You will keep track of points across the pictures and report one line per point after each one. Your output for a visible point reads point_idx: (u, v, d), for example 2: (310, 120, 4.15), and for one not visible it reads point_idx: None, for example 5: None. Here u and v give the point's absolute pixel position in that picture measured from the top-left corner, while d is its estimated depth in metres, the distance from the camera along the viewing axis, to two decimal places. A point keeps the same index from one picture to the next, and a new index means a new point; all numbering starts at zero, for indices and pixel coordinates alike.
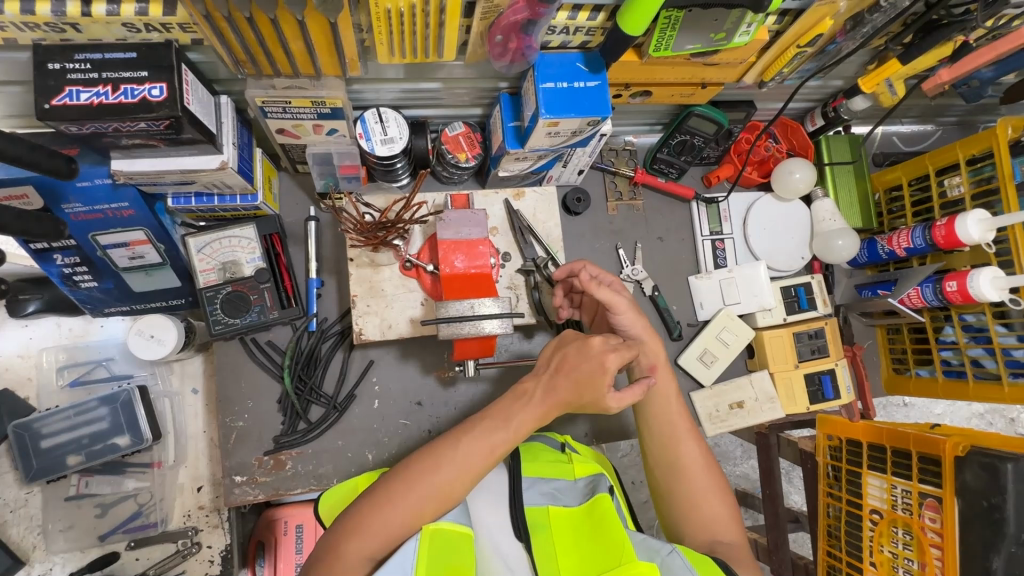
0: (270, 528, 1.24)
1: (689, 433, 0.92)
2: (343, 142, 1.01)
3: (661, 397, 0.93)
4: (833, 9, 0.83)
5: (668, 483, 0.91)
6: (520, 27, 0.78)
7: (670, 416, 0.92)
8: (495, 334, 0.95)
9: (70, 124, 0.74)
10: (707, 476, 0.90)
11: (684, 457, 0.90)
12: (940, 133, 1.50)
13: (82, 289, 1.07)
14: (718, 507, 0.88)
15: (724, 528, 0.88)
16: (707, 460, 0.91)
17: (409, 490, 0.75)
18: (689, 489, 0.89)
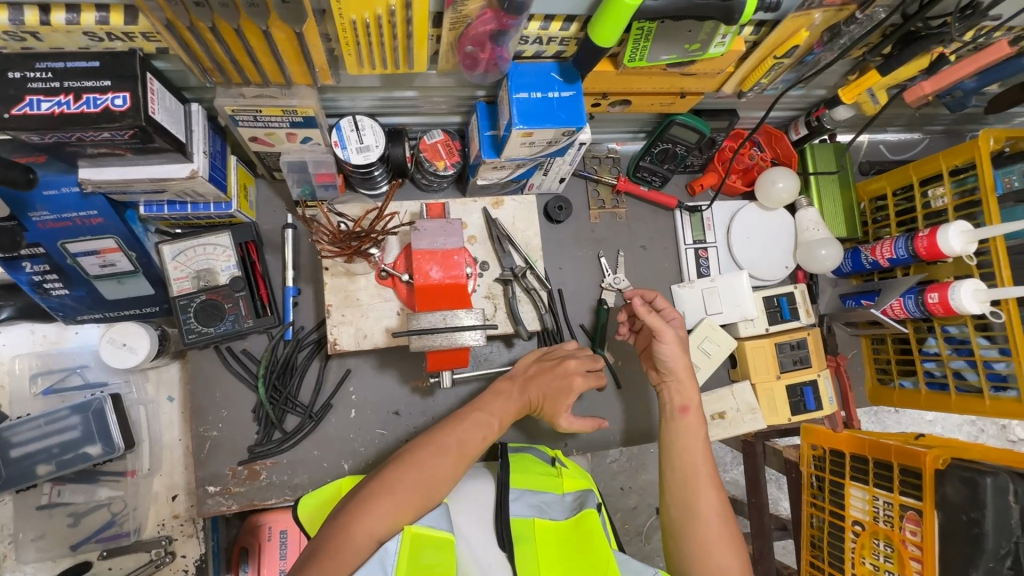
0: (253, 533, 1.25)
1: (710, 475, 0.88)
2: (319, 150, 1.00)
3: (685, 433, 0.93)
4: (809, 20, 0.82)
5: (680, 528, 0.85)
6: (491, 37, 0.77)
7: (692, 453, 0.91)
8: (470, 346, 0.94)
9: (31, 134, 0.73)
10: (723, 524, 0.84)
11: (701, 500, 0.86)
12: (928, 142, 1.49)
13: (53, 297, 1.05)
14: (732, 564, 0.81)
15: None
16: (725, 509, 0.86)
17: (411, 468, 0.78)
18: (702, 535, 0.83)
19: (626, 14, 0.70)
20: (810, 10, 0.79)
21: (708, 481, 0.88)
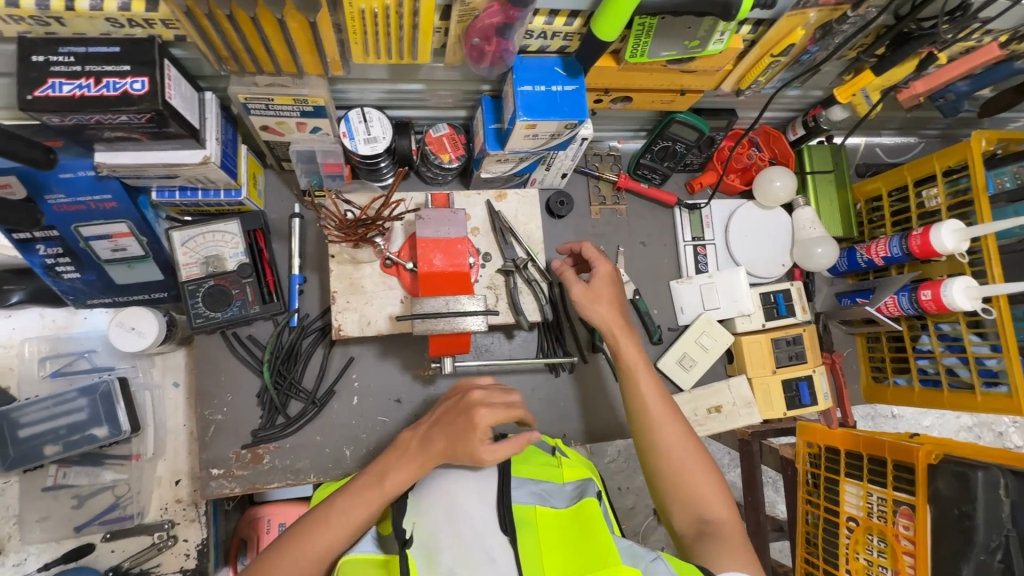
0: (253, 526, 1.32)
1: (666, 411, 0.96)
2: (327, 140, 1.03)
3: (632, 381, 0.99)
4: (804, 18, 0.84)
5: (655, 465, 0.93)
6: (497, 30, 0.79)
7: (644, 397, 0.97)
8: (472, 331, 0.97)
9: (52, 115, 0.75)
10: (693, 452, 0.93)
11: (664, 436, 0.94)
12: (923, 146, 1.53)
13: (64, 280, 1.07)
14: (707, 482, 0.91)
15: (714, 502, 0.90)
16: (689, 441, 0.93)
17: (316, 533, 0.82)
18: (676, 467, 0.92)
19: (628, 8, 0.73)
20: (805, 9, 0.82)
21: (666, 418, 0.95)
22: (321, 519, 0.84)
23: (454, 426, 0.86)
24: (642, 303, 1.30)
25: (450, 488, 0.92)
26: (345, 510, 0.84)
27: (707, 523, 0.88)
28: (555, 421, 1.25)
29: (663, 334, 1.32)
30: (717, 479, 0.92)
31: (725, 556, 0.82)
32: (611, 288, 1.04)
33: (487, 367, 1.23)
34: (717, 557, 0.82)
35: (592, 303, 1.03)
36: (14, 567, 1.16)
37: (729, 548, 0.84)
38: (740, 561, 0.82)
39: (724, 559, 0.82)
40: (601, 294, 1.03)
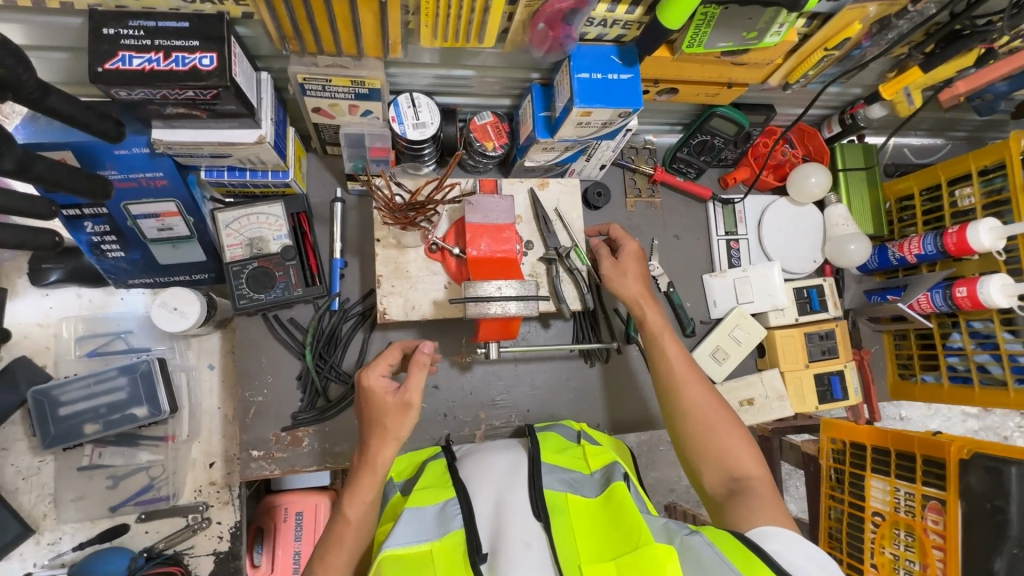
0: (270, 514, 1.30)
1: (690, 375, 0.98)
2: (376, 124, 1.03)
3: (655, 348, 1.01)
4: (862, 13, 0.86)
5: (684, 426, 0.95)
6: (563, 16, 0.81)
7: (669, 362, 1.00)
8: (519, 316, 0.98)
9: (121, 89, 0.76)
10: (719, 413, 0.95)
11: (689, 399, 0.96)
12: (951, 147, 1.54)
13: (108, 259, 1.08)
14: (736, 441, 0.92)
15: (743, 459, 0.91)
16: (715, 402, 0.96)
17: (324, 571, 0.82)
18: (703, 428, 0.94)
19: None
20: (864, 3, 0.84)
21: (691, 382, 0.98)
22: (325, 555, 0.83)
23: (383, 414, 0.83)
24: (675, 295, 1.31)
25: (481, 477, 0.91)
26: (346, 543, 0.83)
27: (738, 481, 0.89)
28: (588, 410, 1.25)
29: (695, 326, 1.33)
30: (746, 438, 0.93)
31: (756, 510, 0.84)
32: (637, 267, 1.08)
33: (523, 356, 1.23)
34: (748, 511, 0.84)
35: (623, 278, 1.06)
36: (49, 546, 1.16)
37: (762, 502, 0.85)
38: (772, 514, 0.83)
39: (756, 513, 0.83)
40: (627, 270, 1.06)
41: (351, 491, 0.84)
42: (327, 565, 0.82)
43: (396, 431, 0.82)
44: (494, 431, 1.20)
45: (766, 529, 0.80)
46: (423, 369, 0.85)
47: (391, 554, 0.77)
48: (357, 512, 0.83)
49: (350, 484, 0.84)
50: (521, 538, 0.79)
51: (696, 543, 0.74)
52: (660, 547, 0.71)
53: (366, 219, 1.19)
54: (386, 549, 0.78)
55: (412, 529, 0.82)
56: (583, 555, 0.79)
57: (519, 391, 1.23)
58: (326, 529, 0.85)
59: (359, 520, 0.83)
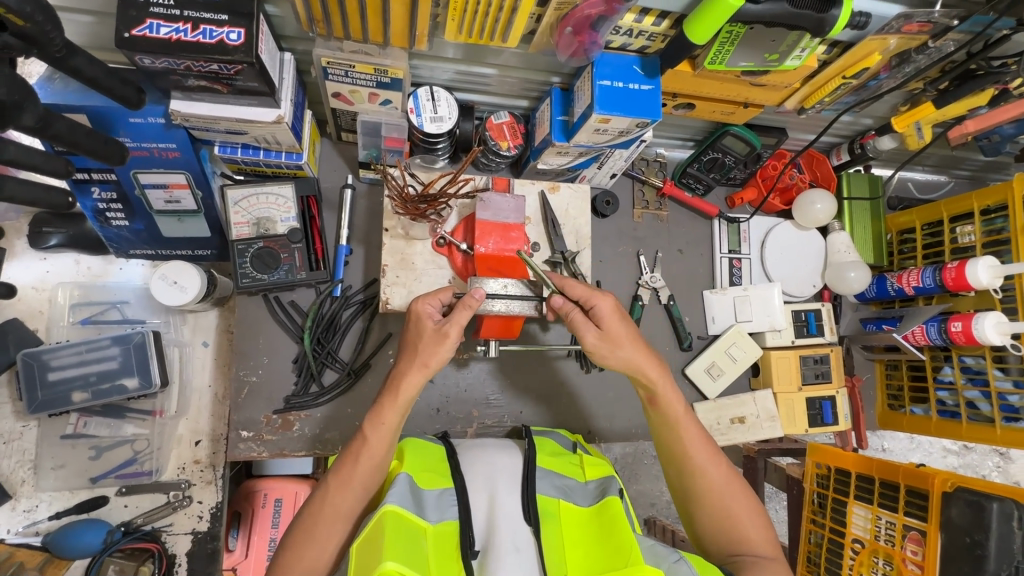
0: (248, 498, 1.25)
1: (710, 451, 0.93)
2: (394, 114, 1.04)
3: (671, 425, 0.93)
4: (882, 45, 0.87)
5: (694, 504, 0.91)
6: (591, 22, 0.82)
7: (687, 437, 0.93)
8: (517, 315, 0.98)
9: (145, 56, 0.75)
10: (738, 490, 0.91)
11: (707, 480, 0.91)
12: (953, 185, 1.56)
13: (112, 227, 1.07)
14: (755, 520, 0.90)
15: (760, 539, 0.88)
16: (729, 480, 0.91)
17: (338, 492, 0.82)
18: (722, 507, 0.90)
19: (727, 13, 0.75)
20: (886, 35, 0.85)
21: (712, 459, 0.92)
22: (341, 472, 0.83)
23: (421, 339, 0.87)
24: (675, 308, 1.31)
25: (478, 470, 0.91)
26: (362, 464, 0.83)
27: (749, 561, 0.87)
28: (580, 416, 1.24)
29: (693, 341, 1.33)
30: (762, 515, 0.91)
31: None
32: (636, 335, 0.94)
33: (519, 358, 1.23)
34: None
35: (616, 347, 0.92)
36: (24, 513, 1.14)
37: None
38: None
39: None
40: (625, 338, 0.93)
41: (375, 420, 0.85)
42: (343, 483, 0.82)
43: (425, 357, 0.86)
44: (486, 429, 1.20)
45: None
46: (468, 310, 0.87)
47: (394, 511, 0.76)
48: (379, 437, 0.84)
49: (374, 412, 0.86)
50: (511, 542, 0.79)
51: (682, 569, 0.74)
52: (651, 567, 0.71)
53: (375, 208, 1.19)
54: (390, 505, 0.77)
55: (411, 498, 0.81)
56: (570, 564, 0.80)
57: (514, 392, 1.23)
58: (342, 454, 0.85)
59: (377, 444, 0.84)
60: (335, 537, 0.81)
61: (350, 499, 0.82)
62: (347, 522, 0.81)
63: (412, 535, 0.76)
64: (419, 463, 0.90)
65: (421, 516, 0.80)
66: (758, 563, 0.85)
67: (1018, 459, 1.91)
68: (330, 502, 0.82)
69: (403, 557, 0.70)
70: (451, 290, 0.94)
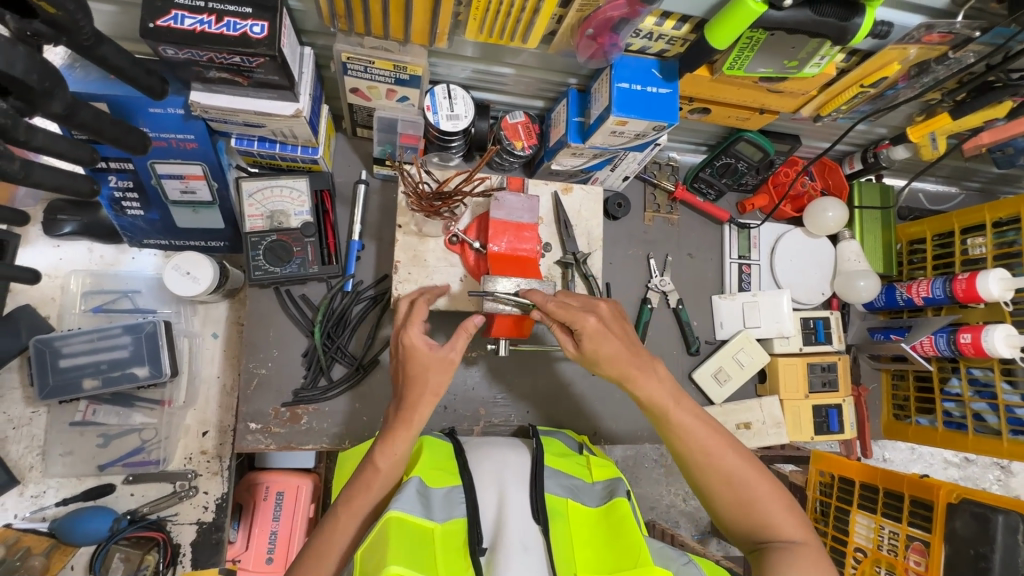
0: (250, 491, 1.28)
1: (716, 436, 0.87)
2: (410, 111, 1.04)
3: (665, 413, 0.87)
4: (902, 55, 0.88)
5: (709, 490, 0.85)
6: (612, 24, 0.82)
7: (690, 428, 0.86)
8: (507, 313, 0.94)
9: (168, 46, 0.76)
10: (756, 474, 0.85)
11: (716, 462, 0.85)
12: (963, 197, 1.56)
13: (127, 216, 1.07)
14: (780, 504, 0.83)
15: (786, 523, 0.82)
16: (739, 457, 0.85)
17: (347, 520, 0.80)
18: (739, 495, 0.84)
19: (749, 20, 0.75)
20: (906, 45, 0.85)
21: (720, 445, 0.86)
22: (351, 501, 0.81)
23: (420, 367, 0.85)
24: (684, 312, 1.32)
25: (485, 467, 0.91)
26: (373, 490, 0.82)
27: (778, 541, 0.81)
28: (586, 418, 1.25)
29: (700, 346, 1.33)
30: (785, 497, 0.85)
31: (803, 566, 0.76)
32: (627, 350, 0.88)
33: (526, 357, 1.24)
34: (794, 566, 0.76)
35: (604, 364, 0.88)
36: (32, 499, 1.15)
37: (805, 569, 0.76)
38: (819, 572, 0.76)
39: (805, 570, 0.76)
40: (613, 356, 0.87)
41: (388, 443, 0.83)
42: (353, 510, 0.81)
43: (435, 385, 0.84)
44: (492, 428, 1.20)
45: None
46: (468, 335, 0.87)
47: (398, 516, 0.76)
48: (390, 464, 0.82)
49: (386, 435, 0.84)
50: (520, 540, 0.79)
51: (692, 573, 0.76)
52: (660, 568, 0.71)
53: (388, 204, 1.19)
54: (394, 510, 0.77)
55: (418, 500, 0.82)
56: (580, 563, 0.80)
57: (522, 392, 1.23)
58: (353, 479, 0.83)
59: (389, 469, 0.82)
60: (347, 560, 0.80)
61: (357, 527, 0.81)
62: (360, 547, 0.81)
63: (419, 539, 0.76)
64: (427, 463, 0.90)
65: (427, 516, 0.80)
66: (786, 549, 0.79)
67: (1019, 473, 1.90)
68: (340, 528, 0.80)
69: (406, 559, 0.70)
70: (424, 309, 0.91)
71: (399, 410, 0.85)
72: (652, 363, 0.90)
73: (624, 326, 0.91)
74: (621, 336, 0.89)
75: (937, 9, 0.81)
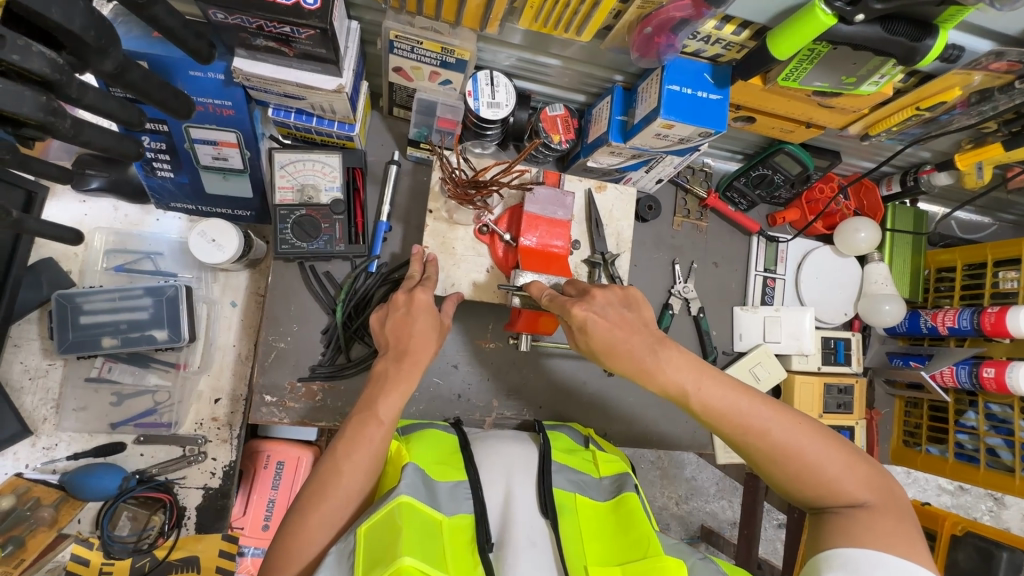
0: (252, 459, 1.23)
1: (755, 406, 0.78)
2: (451, 95, 1.02)
3: (694, 388, 0.79)
4: (964, 80, 0.86)
5: (756, 460, 0.78)
6: (673, 25, 0.80)
7: (723, 402, 0.78)
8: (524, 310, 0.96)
9: (219, 10, 0.75)
10: (810, 438, 0.76)
11: (760, 430, 0.77)
12: (996, 228, 1.52)
13: (157, 177, 1.06)
14: (839, 467, 0.75)
15: (850, 484, 0.74)
16: (785, 419, 0.77)
17: (348, 470, 0.78)
18: (791, 463, 0.76)
19: (816, 32, 0.73)
20: (971, 71, 0.83)
21: (763, 413, 0.77)
22: (349, 452, 0.79)
23: (420, 324, 0.87)
24: (704, 321, 1.31)
25: (492, 463, 0.91)
26: (374, 444, 0.80)
27: (846, 505, 0.74)
28: (597, 418, 1.24)
29: (718, 356, 1.32)
30: (847, 455, 0.76)
31: (867, 533, 0.70)
32: (628, 338, 0.81)
33: (551, 354, 1.23)
34: (857, 535, 0.71)
35: (611, 358, 0.82)
36: (44, 450, 1.16)
37: (873, 534, 0.70)
38: (888, 539, 0.69)
39: (868, 537, 0.70)
40: (614, 346, 0.81)
41: (388, 389, 0.82)
42: (351, 460, 0.78)
43: (425, 345, 0.86)
44: (503, 421, 1.20)
45: (879, 557, 0.67)
46: (457, 301, 0.98)
47: (407, 502, 0.76)
48: (391, 412, 0.81)
49: (387, 383, 0.83)
50: (527, 537, 0.80)
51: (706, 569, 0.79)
52: (669, 559, 0.74)
53: (418, 187, 1.18)
54: (403, 496, 0.77)
55: (424, 489, 0.82)
56: (590, 556, 0.81)
57: (535, 387, 1.22)
58: (350, 427, 0.81)
59: (392, 421, 0.81)
60: (341, 515, 0.78)
61: (358, 478, 0.78)
62: (357, 502, 0.79)
63: (427, 527, 0.76)
64: (431, 454, 0.90)
65: (436, 508, 0.80)
66: (848, 516, 0.73)
67: (1012, 505, 1.88)
68: (336, 479, 0.77)
69: (418, 552, 0.70)
70: (459, 296, 0.99)
71: (402, 356, 0.85)
72: (662, 346, 0.80)
73: (623, 312, 0.83)
74: (619, 323, 0.82)
75: (1009, 36, 0.79)
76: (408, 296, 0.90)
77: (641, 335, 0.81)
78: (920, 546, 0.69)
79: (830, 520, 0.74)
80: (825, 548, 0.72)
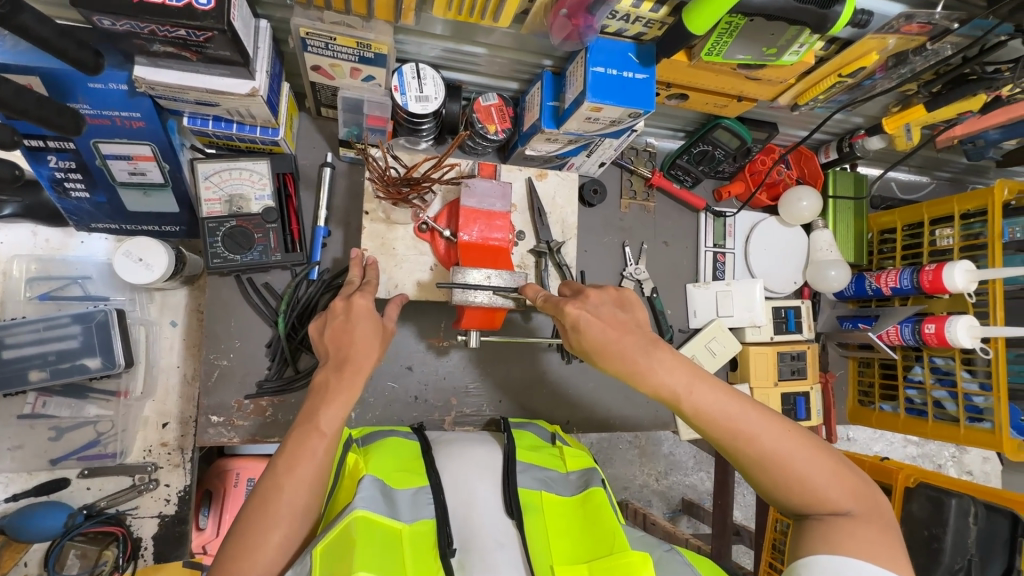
0: (219, 477, 1.20)
1: (746, 411, 0.76)
2: (377, 91, 0.98)
3: (685, 391, 0.77)
4: (880, 44, 0.87)
5: (746, 467, 0.77)
6: (587, 6, 0.78)
7: (710, 407, 0.76)
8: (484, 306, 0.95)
9: (104, 17, 0.70)
10: (798, 446, 0.75)
11: (752, 437, 0.75)
12: (934, 186, 1.56)
13: (71, 198, 1.00)
14: (827, 476, 0.73)
15: (836, 494, 0.73)
16: (776, 428, 0.76)
17: (291, 487, 0.75)
18: (781, 472, 0.74)
19: (726, 5, 0.73)
20: (885, 34, 0.85)
21: (754, 421, 0.76)
22: (293, 468, 0.76)
23: (357, 333, 0.84)
24: (658, 300, 1.31)
25: (454, 469, 0.90)
26: (317, 458, 0.77)
27: (832, 516, 0.73)
28: (560, 407, 1.24)
29: (674, 334, 1.33)
30: (835, 465, 0.75)
31: (847, 542, 0.70)
32: (619, 338, 0.80)
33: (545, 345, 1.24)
34: (840, 543, 0.70)
35: (603, 357, 0.80)
36: None
37: (858, 543, 0.69)
38: (867, 543, 0.69)
39: (848, 542, 0.69)
40: (605, 346, 0.80)
41: (329, 400, 0.79)
42: (294, 478, 0.75)
43: (365, 353, 0.83)
44: (463, 418, 1.19)
45: (858, 564, 0.67)
46: (400, 305, 0.95)
47: (364, 516, 0.74)
48: (334, 424, 0.78)
49: (327, 394, 0.80)
50: (494, 538, 0.80)
51: (674, 559, 0.79)
52: (635, 552, 0.73)
53: (355, 188, 1.14)
54: (359, 510, 0.75)
55: (382, 501, 0.80)
56: (555, 554, 0.80)
57: (494, 381, 1.21)
58: (291, 443, 0.78)
59: (334, 432, 0.78)
60: (291, 537, 0.75)
61: (303, 495, 0.76)
62: (303, 520, 0.76)
63: (385, 541, 0.74)
64: (391, 462, 0.88)
65: (395, 517, 0.79)
66: (829, 523, 0.72)
67: (972, 449, 1.97)
68: (277, 500, 0.74)
69: (375, 566, 0.68)
70: (402, 297, 0.96)
71: (342, 364, 0.82)
72: (655, 347, 0.79)
73: (618, 312, 0.83)
74: (610, 323, 0.81)
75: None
76: (346, 303, 0.87)
77: (634, 336, 0.80)
78: (900, 554, 0.69)
79: (812, 526, 0.73)
80: (805, 554, 0.71)
